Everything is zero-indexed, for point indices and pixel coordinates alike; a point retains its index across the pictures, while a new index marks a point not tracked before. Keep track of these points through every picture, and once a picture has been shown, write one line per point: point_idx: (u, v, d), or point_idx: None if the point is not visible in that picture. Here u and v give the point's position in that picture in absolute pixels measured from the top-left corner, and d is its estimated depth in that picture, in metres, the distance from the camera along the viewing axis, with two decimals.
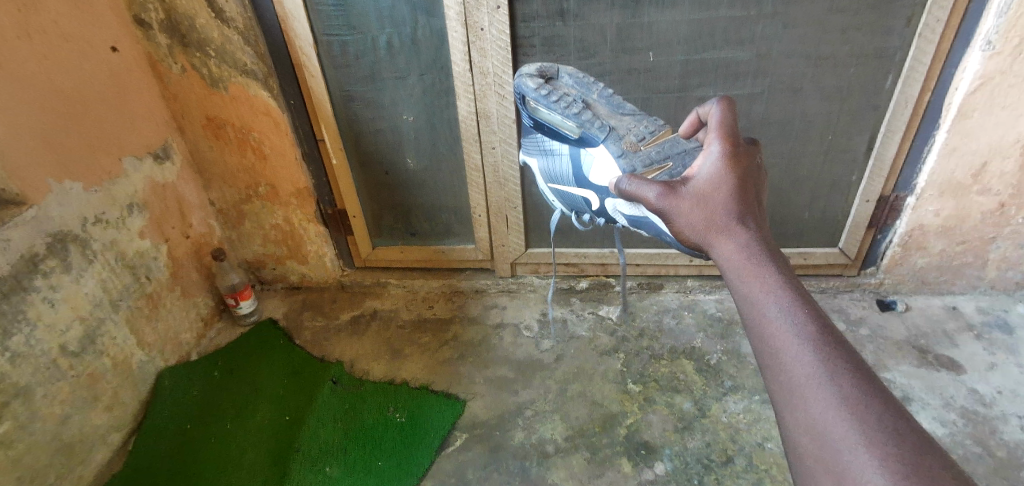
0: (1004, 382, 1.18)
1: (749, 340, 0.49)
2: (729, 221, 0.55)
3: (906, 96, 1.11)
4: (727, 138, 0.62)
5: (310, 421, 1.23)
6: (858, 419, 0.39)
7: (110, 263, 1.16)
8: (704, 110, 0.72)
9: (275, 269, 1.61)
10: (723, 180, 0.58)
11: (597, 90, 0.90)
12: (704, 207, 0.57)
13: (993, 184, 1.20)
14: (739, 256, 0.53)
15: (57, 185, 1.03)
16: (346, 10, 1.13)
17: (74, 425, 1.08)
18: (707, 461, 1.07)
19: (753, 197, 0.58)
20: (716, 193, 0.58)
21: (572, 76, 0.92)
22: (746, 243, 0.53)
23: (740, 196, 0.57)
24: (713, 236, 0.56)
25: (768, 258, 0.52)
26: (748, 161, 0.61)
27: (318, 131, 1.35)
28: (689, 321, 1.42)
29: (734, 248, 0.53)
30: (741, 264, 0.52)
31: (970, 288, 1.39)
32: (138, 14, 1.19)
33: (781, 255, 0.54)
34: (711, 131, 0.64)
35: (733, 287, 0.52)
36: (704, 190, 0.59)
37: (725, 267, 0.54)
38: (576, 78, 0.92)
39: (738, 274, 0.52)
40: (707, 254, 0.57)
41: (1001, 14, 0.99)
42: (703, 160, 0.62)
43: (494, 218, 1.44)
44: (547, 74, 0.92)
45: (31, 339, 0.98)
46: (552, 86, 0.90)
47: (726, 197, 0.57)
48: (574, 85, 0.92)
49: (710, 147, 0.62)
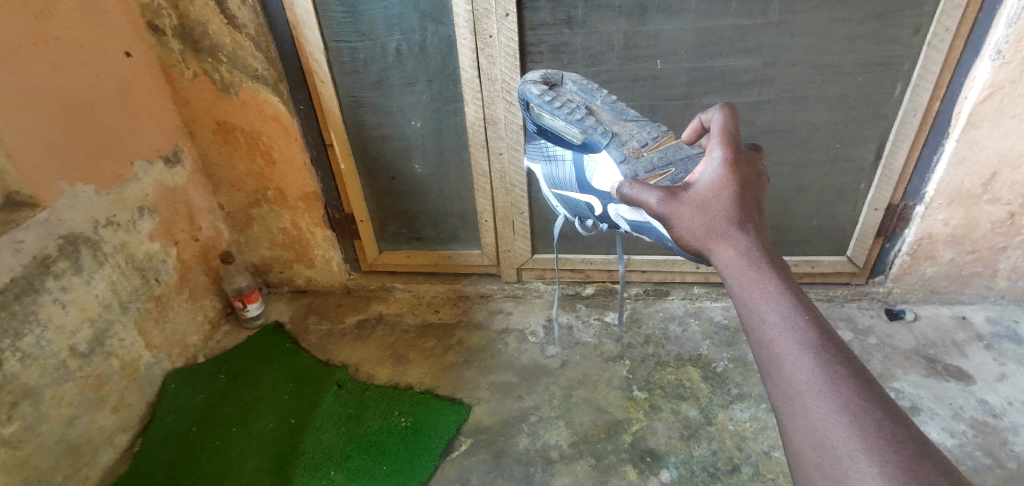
0: (1014, 393, 1.17)
1: (749, 345, 0.49)
2: (729, 227, 0.55)
3: (915, 105, 1.11)
4: (728, 144, 0.62)
5: (313, 427, 1.22)
6: (858, 425, 0.39)
7: (120, 265, 1.17)
8: (707, 116, 0.73)
9: (282, 272, 1.62)
10: (725, 184, 0.58)
11: (600, 96, 0.91)
12: (703, 212, 0.57)
13: (1003, 193, 1.19)
14: (739, 263, 0.52)
15: (69, 187, 1.04)
16: (355, 18, 1.14)
17: (81, 427, 1.08)
18: (714, 469, 1.07)
19: (754, 201, 0.58)
20: (717, 198, 0.58)
21: (576, 82, 0.93)
22: (746, 249, 0.53)
23: (741, 202, 0.57)
24: (714, 242, 0.56)
25: (769, 264, 0.52)
26: (750, 167, 0.61)
27: (327, 136, 1.35)
28: (695, 329, 1.41)
29: (734, 254, 0.53)
30: (741, 272, 0.52)
31: (980, 298, 1.38)
32: (151, 20, 1.21)
33: (781, 261, 0.54)
34: (713, 137, 0.64)
35: (733, 294, 0.52)
36: (705, 195, 0.58)
37: (725, 274, 0.54)
38: (580, 85, 0.93)
39: (738, 281, 0.51)
40: (707, 259, 0.57)
41: (1010, 24, 0.99)
42: (704, 165, 0.62)
43: (501, 224, 1.44)
44: (551, 80, 0.92)
45: (41, 340, 0.99)
46: (556, 92, 0.90)
47: (726, 203, 0.57)
48: (578, 90, 0.92)
49: (711, 152, 0.62)
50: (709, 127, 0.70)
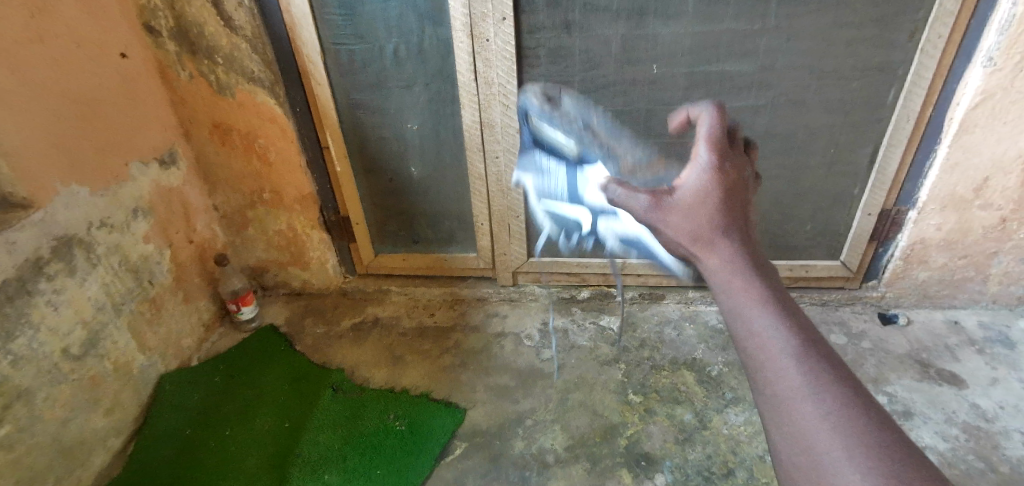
0: (1006, 398, 1.18)
1: (735, 350, 0.49)
2: (716, 232, 0.55)
3: (908, 111, 1.12)
4: (715, 149, 0.60)
5: (310, 428, 1.22)
6: (846, 429, 0.39)
7: (115, 266, 1.17)
8: (692, 110, 0.69)
9: (277, 274, 1.62)
10: (710, 192, 0.57)
11: (594, 118, 0.98)
12: (690, 217, 0.57)
13: (994, 199, 1.21)
14: (724, 268, 0.52)
15: (64, 187, 1.04)
16: (354, 20, 1.15)
17: (74, 428, 1.07)
18: (708, 473, 1.07)
19: (739, 208, 0.58)
20: (702, 207, 0.57)
21: (571, 103, 0.99)
22: (732, 254, 0.53)
23: (727, 210, 0.56)
24: (700, 247, 0.55)
25: (756, 270, 0.51)
26: (737, 173, 0.60)
27: (323, 138, 1.35)
28: (691, 333, 1.42)
29: (720, 260, 0.53)
30: (726, 276, 0.52)
31: (972, 302, 1.39)
32: (148, 21, 1.21)
33: (767, 264, 0.53)
34: (700, 138, 0.62)
35: (719, 299, 0.52)
36: (691, 202, 0.58)
37: (711, 278, 0.54)
38: (575, 106, 0.99)
39: (724, 285, 0.51)
40: (694, 263, 0.57)
41: (1001, 31, 1.01)
42: (689, 170, 0.60)
43: (497, 227, 1.45)
44: (549, 100, 0.98)
45: (34, 342, 0.99)
46: (555, 109, 0.95)
47: (712, 211, 0.56)
48: (574, 110, 0.98)
49: (696, 156, 0.60)
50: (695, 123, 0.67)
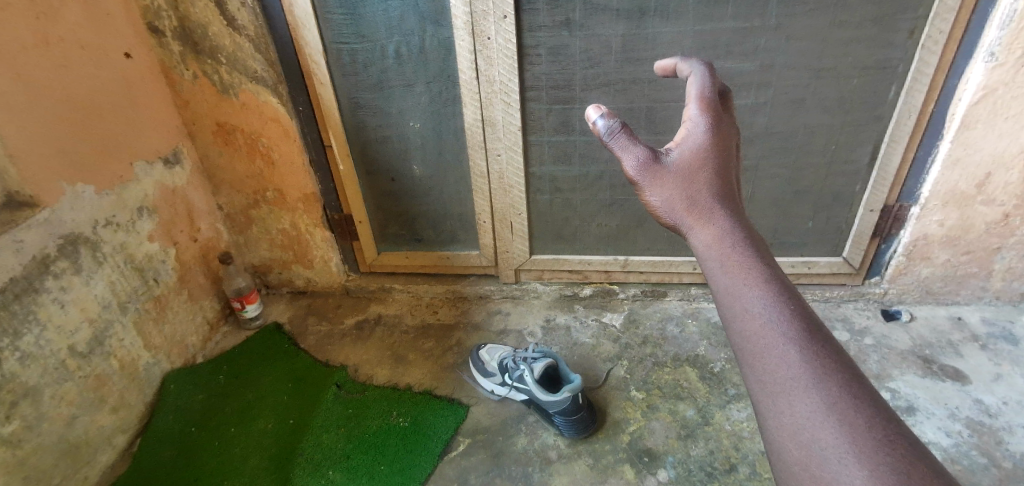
0: (1009, 393, 1.18)
1: (728, 336, 0.50)
2: (710, 208, 0.57)
3: (910, 107, 1.12)
4: (711, 108, 0.63)
5: (312, 428, 1.23)
6: (848, 424, 0.39)
7: (120, 265, 1.18)
8: (685, 66, 0.72)
9: (281, 273, 1.63)
10: (707, 154, 0.60)
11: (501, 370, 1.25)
12: (684, 187, 0.59)
13: (997, 194, 1.20)
14: (717, 247, 0.54)
15: (70, 187, 1.05)
16: (356, 19, 1.15)
17: (81, 427, 1.08)
18: (710, 469, 1.07)
19: (732, 175, 0.61)
20: (699, 169, 0.60)
21: (494, 370, 1.27)
22: (724, 233, 0.55)
23: (720, 175, 0.59)
24: (694, 220, 0.57)
25: (753, 250, 0.52)
26: (730, 139, 0.63)
27: (326, 138, 1.36)
28: (693, 330, 1.42)
29: (714, 237, 0.55)
30: (722, 257, 0.53)
31: (976, 299, 1.39)
32: (152, 22, 1.22)
33: (761, 243, 0.55)
34: (693, 96, 0.65)
35: (715, 280, 0.52)
36: (687, 165, 0.60)
37: (705, 257, 0.54)
38: (494, 368, 1.27)
39: (721, 266, 0.52)
40: (683, 234, 0.59)
41: (1003, 27, 1.01)
42: (688, 127, 0.62)
43: (499, 225, 1.45)
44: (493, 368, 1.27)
45: (41, 340, 1.00)
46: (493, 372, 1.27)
47: (707, 175, 0.59)
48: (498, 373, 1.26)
49: (692, 113, 0.63)
50: (686, 79, 0.70)
